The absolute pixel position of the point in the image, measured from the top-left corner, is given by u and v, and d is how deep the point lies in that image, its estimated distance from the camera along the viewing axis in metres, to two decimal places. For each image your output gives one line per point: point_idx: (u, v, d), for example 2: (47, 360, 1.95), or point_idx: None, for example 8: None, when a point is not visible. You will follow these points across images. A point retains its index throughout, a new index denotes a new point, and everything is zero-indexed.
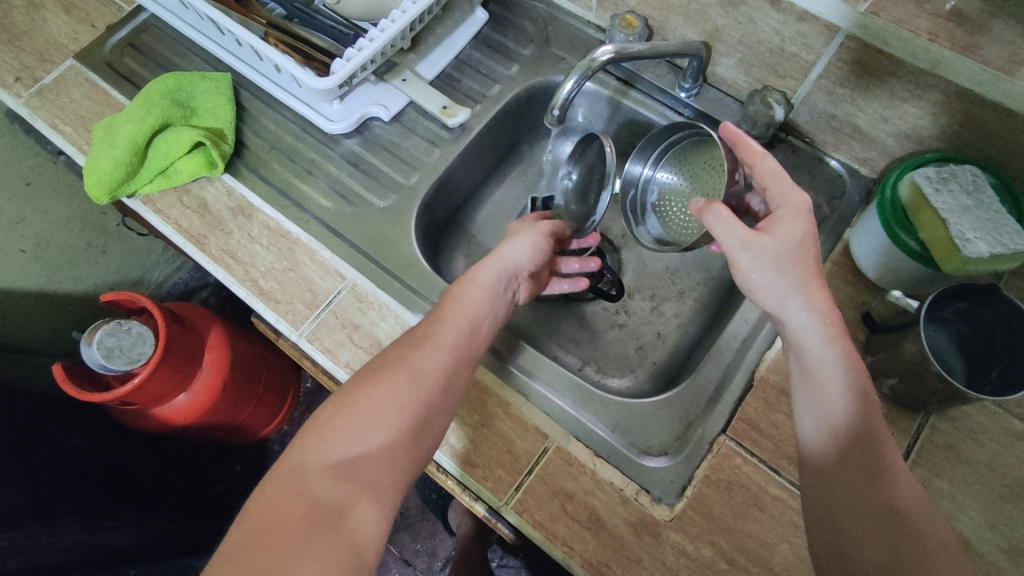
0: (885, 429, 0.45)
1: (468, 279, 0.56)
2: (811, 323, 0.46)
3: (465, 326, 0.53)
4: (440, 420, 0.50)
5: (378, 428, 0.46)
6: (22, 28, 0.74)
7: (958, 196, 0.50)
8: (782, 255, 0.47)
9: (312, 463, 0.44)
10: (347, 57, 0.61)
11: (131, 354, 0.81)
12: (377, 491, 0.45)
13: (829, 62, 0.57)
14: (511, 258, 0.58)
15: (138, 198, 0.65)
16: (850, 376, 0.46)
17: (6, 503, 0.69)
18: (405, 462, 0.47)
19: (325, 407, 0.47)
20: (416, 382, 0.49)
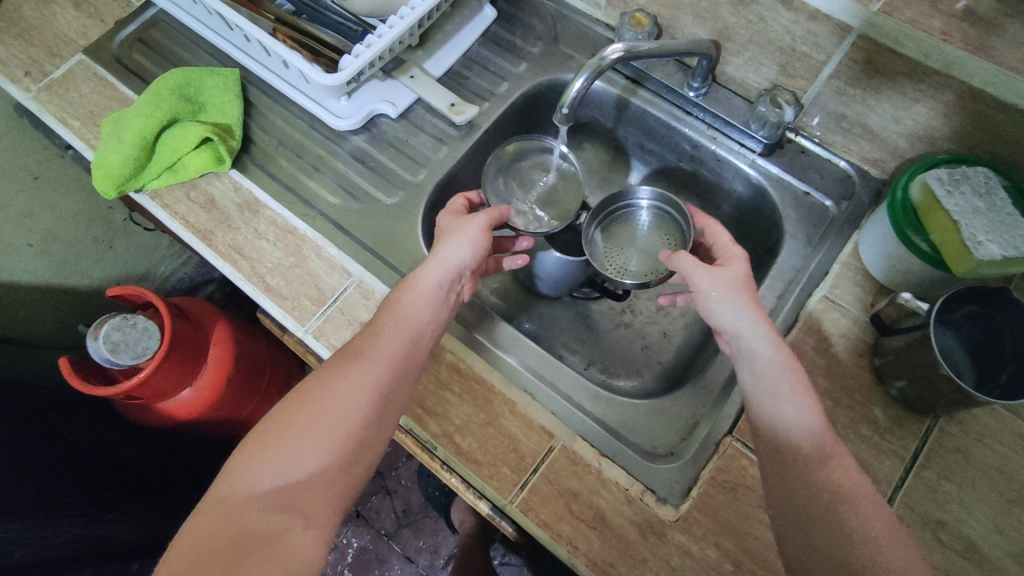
0: (840, 453, 0.45)
1: (406, 286, 0.53)
2: (760, 345, 0.49)
3: (403, 336, 0.51)
4: (378, 435, 0.49)
5: (306, 453, 0.46)
6: (31, 23, 0.74)
7: (970, 198, 0.49)
8: (730, 283, 0.52)
9: (240, 494, 0.44)
10: (355, 54, 0.61)
11: (136, 349, 0.81)
12: (308, 518, 0.44)
13: (840, 61, 0.57)
14: (451, 259, 0.55)
15: (145, 192, 0.65)
16: (799, 397, 0.47)
17: (20, 495, 0.71)
18: (340, 484, 0.46)
19: (257, 433, 0.47)
20: (347, 401, 0.48)
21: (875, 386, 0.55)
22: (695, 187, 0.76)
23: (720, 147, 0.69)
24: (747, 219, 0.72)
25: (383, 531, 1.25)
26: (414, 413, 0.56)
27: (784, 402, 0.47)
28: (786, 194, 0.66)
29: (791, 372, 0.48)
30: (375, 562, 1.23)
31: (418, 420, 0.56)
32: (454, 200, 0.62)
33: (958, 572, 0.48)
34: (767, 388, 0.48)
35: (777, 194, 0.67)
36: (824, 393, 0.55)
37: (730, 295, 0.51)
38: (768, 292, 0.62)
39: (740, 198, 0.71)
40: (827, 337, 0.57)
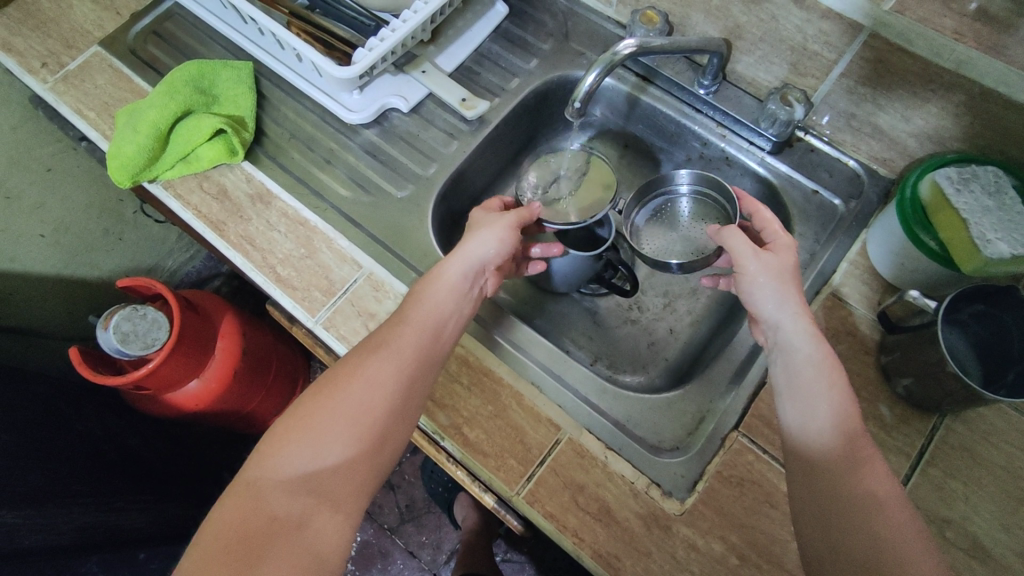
0: (865, 449, 0.45)
1: (433, 278, 0.54)
2: (800, 344, 0.49)
3: (428, 326, 0.52)
4: (402, 424, 0.49)
5: (332, 440, 0.46)
6: (49, 15, 0.75)
7: (979, 197, 0.49)
8: (778, 275, 0.51)
9: (267, 479, 0.45)
10: (369, 47, 0.62)
11: (145, 340, 0.82)
12: (334, 503, 0.45)
13: (851, 60, 0.57)
14: (478, 252, 0.55)
15: (158, 183, 0.66)
16: (835, 394, 0.47)
17: (34, 481, 0.72)
18: (365, 472, 0.47)
19: (282, 421, 0.48)
20: (372, 390, 0.48)
21: (881, 383, 0.55)
22: None
23: (730, 145, 0.69)
24: None
25: (386, 526, 1.26)
26: (423, 404, 0.57)
27: (817, 398, 0.47)
28: (795, 193, 0.67)
29: (825, 366, 0.48)
30: (378, 556, 1.24)
31: (427, 410, 0.56)
32: (490, 202, 0.63)
33: (963, 569, 0.48)
34: (802, 390, 0.48)
35: (786, 192, 0.67)
36: None
37: (775, 287, 0.51)
38: None
39: (751, 194, 0.72)
40: (834, 335, 0.57)
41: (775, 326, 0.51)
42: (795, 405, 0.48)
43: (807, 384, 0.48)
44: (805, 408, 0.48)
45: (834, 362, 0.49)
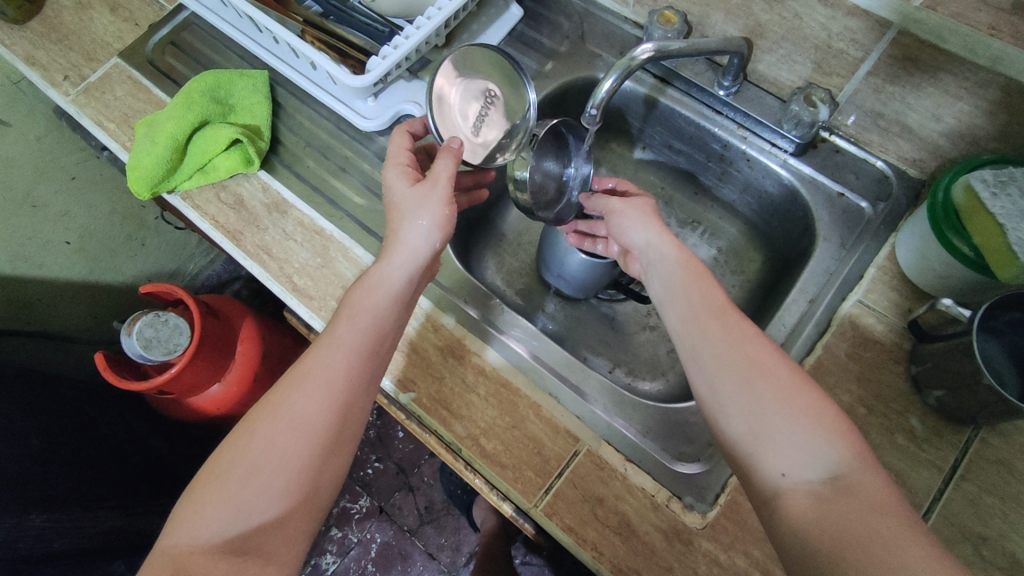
0: (800, 416, 0.42)
1: (358, 289, 0.53)
2: (666, 254, 0.52)
3: (353, 343, 0.50)
4: (336, 461, 0.48)
5: (253, 490, 0.45)
6: (70, 27, 0.76)
7: (1018, 201, 0.46)
8: (640, 209, 0.56)
9: (190, 548, 0.43)
10: (383, 55, 0.61)
11: (167, 346, 0.82)
12: (266, 558, 0.44)
13: (879, 58, 0.57)
14: (409, 248, 0.53)
15: (177, 194, 0.66)
16: (725, 321, 0.47)
17: (62, 485, 0.73)
18: (297, 519, 0.46)
19: (201, 478, 0.47)
20: (295, 425, 0.47)
21: (912, 394, 0.53)
22: (723, 187, 0.74)
23: (751, 147, 0.67)
24: (778, 219, 0.70)
25: (405, 527, 1.26)
26: (439, 414, 0.56)
27: (711, 335, 0.47)
28: (819, 197, 0.64)
29: (701, 279, 0.50)
30: (397, 558, 1.24)
31: (442, 421, 0.56)
32: (399, 145, 0.58)
33: None
34: (694, 322, 0.48)
35: (809, 195, 0.64)
36: (858, 400, 0.53)
37: (638, 217, 0.55)
38: (799, 296, 0.60)
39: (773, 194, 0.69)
40: (861, 343, 0.55)
41: (645, 249, 0.54)
42: (685, 342, 0.48)
43: (717, 350, 0.46)
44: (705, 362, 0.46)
45: (713, 281, 0.50)
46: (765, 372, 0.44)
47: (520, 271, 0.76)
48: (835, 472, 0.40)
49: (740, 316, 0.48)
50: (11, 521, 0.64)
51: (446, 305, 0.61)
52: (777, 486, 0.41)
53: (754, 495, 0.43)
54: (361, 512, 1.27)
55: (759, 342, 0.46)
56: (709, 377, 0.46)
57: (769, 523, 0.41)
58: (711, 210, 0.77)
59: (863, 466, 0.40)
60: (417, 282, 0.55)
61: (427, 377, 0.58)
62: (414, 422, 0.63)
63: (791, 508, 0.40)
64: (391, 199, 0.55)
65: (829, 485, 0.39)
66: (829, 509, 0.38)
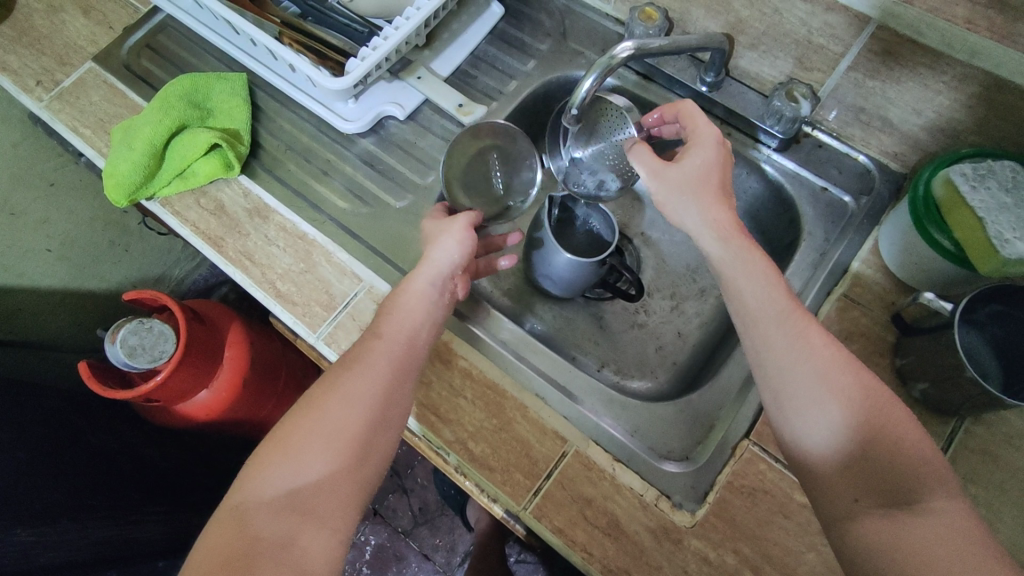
0: (887, 423, 0.43)
1: (401, 289, 0.53)
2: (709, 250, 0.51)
3: (400, 337, 0.51)
4: (383, 433, 0.48)
5: (313, 453, 0.45)
6: (42, 31, 0.74)
7: (995, 194, 0.47)
8: (681, 184, 0.52)
9: (253, 502, 0.43)
10: (361, 56, 0.60)
11: (153, 352, 0.81)
12: (321, 521, 0.44)
13: (858, 53, 0.57)
14: (442, 261, 0.55)
15: (156, 200, 0.65)
16: (795, 321, 0.46)
17: (46, 498, 0.72)
18: (349, 483, 0.45)
19: (268, 442, 0.47)
20: (346, 402, 0.47)
21: (896, 387, 0.53)
22: None
23: (735, 143, 0.67)
24: (762, 215, 0.70)
25: (400, 529, 1.26)
26: (426, 419, 0.56)
27: (775, 345, 0.46)
28: (803, 191, 0.64)
29: (765, 275, 0.48)
30: (392, 559, 1.24)
31: (430, 426, 0.56)
32: (433, 212, 0.61)
33: None
34: (754, 328, 0.47)
35: (793, 189, 0.65)
36: None
37: (678, 196, 0.52)
38: None
39: (754, 193, 0.69)
40: (847, 338, 0.56)
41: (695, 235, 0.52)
42: (750, 352, 0.48)
43: (777, 336, 0.46)
44: (771, 364, 0.46)
45: (779, 281, 0.49)
46: (831, 380, 0.44)
47: (507, 272, 0.75)
48: (908, 496, 0.41)
49: (807, 320, 0.47)
50: None
51: None
52: (848, 508, 0.42)
53: (813, 493, 0.44)
54: None
55: (825, 348, 0.45)
56: (774, 387, 0.46)
57: (836, 529, 0.42)
58: None
59: (940, 492, 0.41)
60: (450, 289, 0.56)
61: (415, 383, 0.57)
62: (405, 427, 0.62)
63: (861, 528, 0.41)
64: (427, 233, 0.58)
65: (903, 508, 0.40)
66: (901, 531, 0.39)
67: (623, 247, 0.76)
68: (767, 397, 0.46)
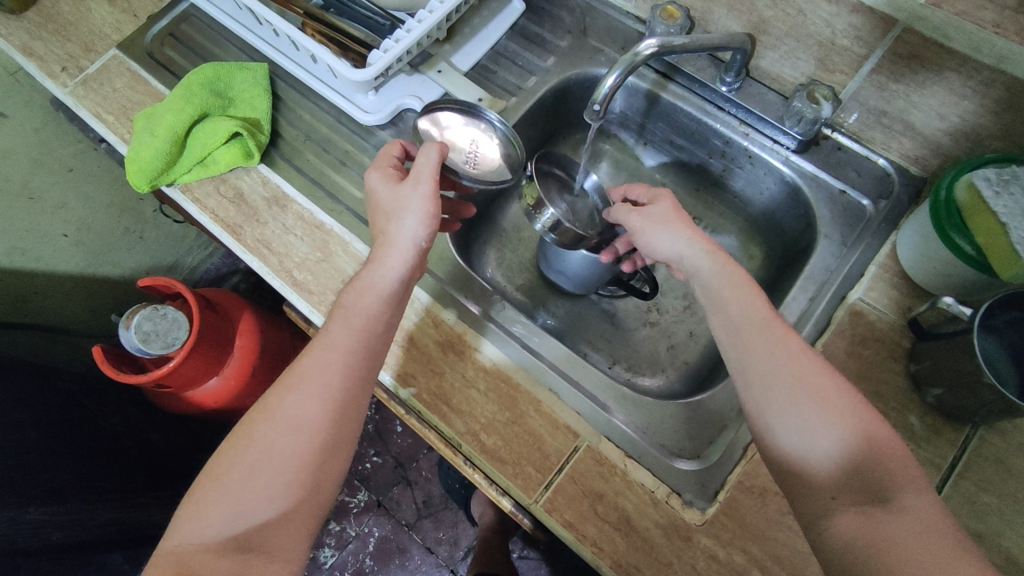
0: (861, 431, 0.42)
1: (354, 292, 0.52)
2: (700, 262, 0.51)
3: (351, 347, 0.50)
4: (334, 456, 0.49)
5: (261, 484, 0.46)
6: (68, 18, 0.75)
7: (1019, 200, 0.47)
8: (662, 217, 0.55)
9: (196, 546, 0.43)
10: (384, 49, 0.61)
11: (166, 339, 0.82)
12: (271, 555, 0.44)
13: (884, 55, 0.59)
14: (401, 243, 0.53)
15: (176, 186, 0.66)
16: (768, 335, 0.47)
17: (58, 478, 0.72)
18: (298, 511, 0.46)
19: (208, 475, 0.47)
20: (292, 424, 0.48)
21: (910, 391, 0.53)
22: (723, 185, 0.74)
23: (753, 143, 0.66)
24: (779, 217, 0.70)
25: (403, 522, 1.26)
26: (438, 410, 0.56)
27: (756, 352, 0.46)
28: (821, 193, 0.63)
29: (743, 287, 0.49)
30: (395, 551, 1.24)
31: (442, 417, 0.56)
32: (387, 156, 0.58)
33: None
34: (737, 332, 0.48)
35: (811, 192, 0.64)
36: None
37: (662, 226, 0.54)
38: (801, 293, 0.60)
39: (771, 195, 0.69)
40: (862, 340, 0.55)
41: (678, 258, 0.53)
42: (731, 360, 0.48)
43: (758, 350, 0.46)
44: (750, 374, 0.46)
45: (758, 291, 0.49)
46: (811, 385, 0.44)
47: (520, 267, 0.75)
48: (884, 493, 0.40)
49: (786, 327, 0.47)
50: (11, 514, 0.64)
51: (447, 301, 0.61)
52: (827, 505, 0.41)
53: (792, 498, 0.44)
54: (360, 505, 1.27)
55: (805, 354, 0.45)
56: (756, 394, 0.45)
57: (814, 534, 0.42)
58: (712, 207, 0.76)
59: (915, 490, 0.40)
60: (410, 282, 0.54)
61: (427, 374, 0.58)
62: (414, 417, 0.62)
63: (840, 528, 0.40)
64: (379, 205, 0.55)
65: (882, 505, 0.39)
66: (878, 527, 0.38)
67: None
68: (747, 403, 0.46)
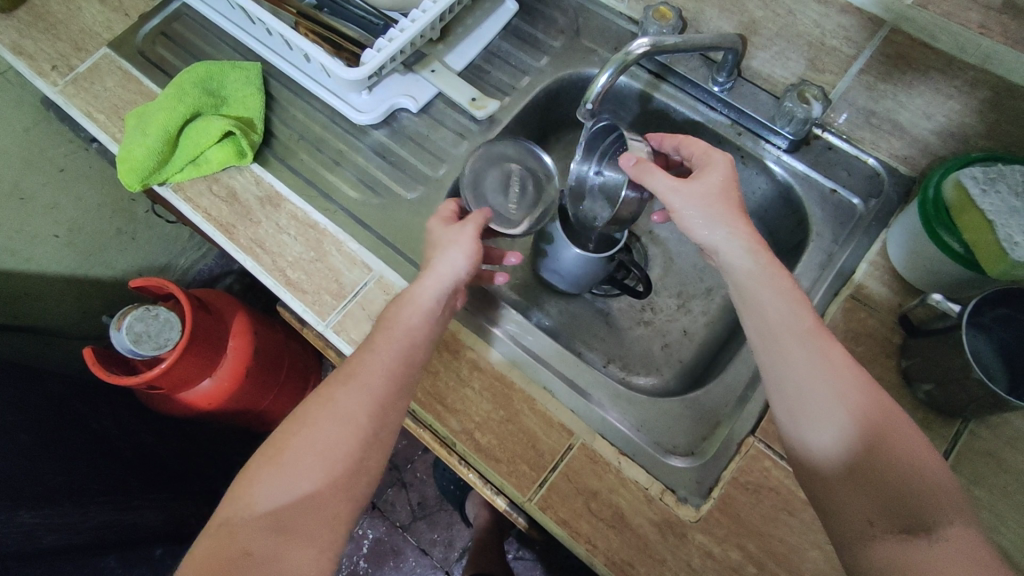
0: (904, 453, 0.42)
1: (406, 300, 0.52)
2: (740, 261, 0.50)
3: (397, 351, 0.51)
4: (373, 455, 0.48)
5: (303, 471, 0.46)
6: (58, 17, 0.75)
7: (1006, 198, 0.48)
8: (705, 196, 0.52)
9: (242, 521, 0.44)
10: (377, 48, 0.61)
11: (158, 340, 0.82)
12: (306, 541, 0.44)
13: (872, 56, 0.59)
14: (446, 273, 0.53)
15: (168, 186, 0.66)
16: (812, 348, 0.46)
17: (46, 482, 0.71)
18: (332, 506, 0.46)
19: (255, 457, 0.48)
20: (338, 422, 0.48)
21: (901, 388, 0.54)
22: None
23: (745, 144, 0.67)
24: (770, 216, 0.70)
25: (398, 523, 1.26)
26: (433, 409, 0.56)
27: (794, 361, 0.46)
28: (812, 193, 0.64)
29: (791, 295, 0.48)
30: (390, 553, 1.24)
31: (438, 415, 0.56)
32: (445, 207, 0.60)
33: None
34: (771, 340, 0.47)
35: (803, 191, 0.65)
36: None
37: (702, 208, 0.51)
38: None
39: (763, 194, 0.69)
40: (854, 338, 0.56)
41: (719, 251, 0.51)
42: (769, 370, 0.47)
43: (806, 361, 0.46)
44: (796, 382, 0.46)
45: (802, 300, 0.49)
46: (849, 397, 0.44)
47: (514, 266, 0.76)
48: (924, 521, 0.40)
49: (831, 339, 0.47)
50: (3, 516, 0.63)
51: None
52: (864, 530, 0.41)
53: (826, 516, 0.44)
54: None
55: (855, 376, 0.45)
56: (794, 403, 0.45)
57: (849, 553, 0.42)
58: None
59: (956, 519, 0.40)
60: (452, 300, 0.55)
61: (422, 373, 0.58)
62: (411, 417, 0.63)
63: (877, 551, 0.40)
64: (431, 241, 0.56)
65: (920, 532, 0.39)
66: (916, 555, 0.38)
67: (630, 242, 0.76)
68: (782, 408, 0.46)
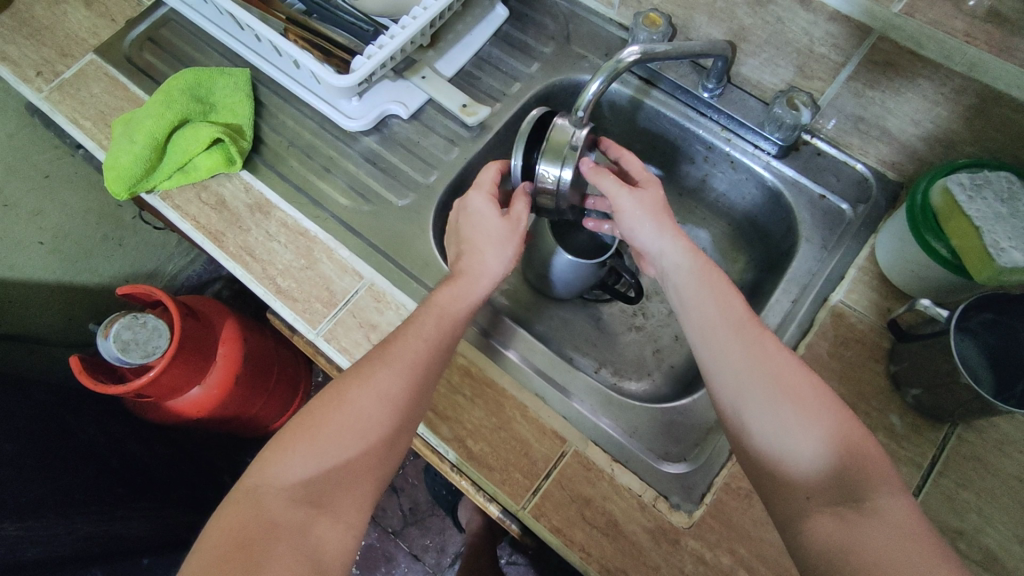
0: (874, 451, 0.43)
1: (445, 290, 0.53)
2: (681, 261, 0.52)
3: (433, 339, 0.51)
4: (399, 439, 0.49)
5: (342, 445, 0.46)
6: (43, 22, 0.74)
7: (991, 204, 0.48)
8: (651, 205, 0.54)
9: (273, 488, 0.44)
10: (367, 55, 0.60)
11: (146, 348, 0.80)
12: (335, 515, 0.44)
13: (859, 62, 0.57)
14: (485, 268, 0.54)
15: (155, 194, 0.65)
16: (744, 337, 0.48)
17: (29, 493, 0.69)
18: (366, 479, 0.47)
19: (290, 426, 0.48)
20: (379, 400, 0.48)
21: (891, 393, 0.54)
22: (707, 189, 0.75)
23: (734, 149, 0.68)
24: (761, 219, 0.71)
25: (390, 529, 1.25)
26: (426, 417, 0.56)
27: (732, 356, 0.47)
28: (801, 198, 0.65)
29: (725, 295, 0.50)
30: (382, 559, 1.23)
31: (429, 423, 0.56)
32: (487, 176, 0.58)
33: None
34: (711, 337, 0.49)
35: (792, 196, 0.65)
36: (838, 398, 0.54)
37: (650, 217, 0.53)
38: (783, 296, 0.61)
39: (753, 198, 0.71)
40: (844, 344, 0.56)
41: (658, 256, 0.53)
42: (714, 360, 0.48)
43: (767, 352, 0.47)
44: (751, 364, 0.46)
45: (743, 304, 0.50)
46: (786, 387, 0.45)
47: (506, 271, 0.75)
48: (859, 497, 0.41)
49: (761, 329, 0.48)
50: None
51: None
52: (802, 508, 0.42)
53: (766, 496, 0.45)
54: None
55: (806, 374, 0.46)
56: (737, 385, 0.46)
57: (787, 530, 0.43)
58: (696, 212, 0.78)
59: (888, 490, 0.41)
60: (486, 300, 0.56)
61: None
62: None
63: (814, 528, 0.40)
64: (477, 225, 0.55)
65: (854, 506, 0.40)
66: (852, 529, 0.39)
67: (621, 248, 0.77)
68: (722, 407, 0.47)
